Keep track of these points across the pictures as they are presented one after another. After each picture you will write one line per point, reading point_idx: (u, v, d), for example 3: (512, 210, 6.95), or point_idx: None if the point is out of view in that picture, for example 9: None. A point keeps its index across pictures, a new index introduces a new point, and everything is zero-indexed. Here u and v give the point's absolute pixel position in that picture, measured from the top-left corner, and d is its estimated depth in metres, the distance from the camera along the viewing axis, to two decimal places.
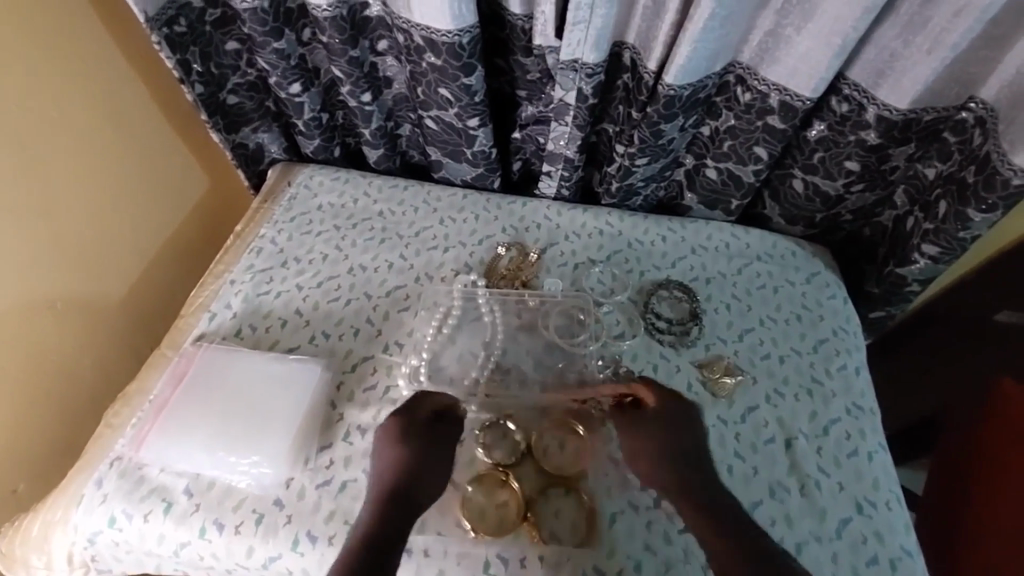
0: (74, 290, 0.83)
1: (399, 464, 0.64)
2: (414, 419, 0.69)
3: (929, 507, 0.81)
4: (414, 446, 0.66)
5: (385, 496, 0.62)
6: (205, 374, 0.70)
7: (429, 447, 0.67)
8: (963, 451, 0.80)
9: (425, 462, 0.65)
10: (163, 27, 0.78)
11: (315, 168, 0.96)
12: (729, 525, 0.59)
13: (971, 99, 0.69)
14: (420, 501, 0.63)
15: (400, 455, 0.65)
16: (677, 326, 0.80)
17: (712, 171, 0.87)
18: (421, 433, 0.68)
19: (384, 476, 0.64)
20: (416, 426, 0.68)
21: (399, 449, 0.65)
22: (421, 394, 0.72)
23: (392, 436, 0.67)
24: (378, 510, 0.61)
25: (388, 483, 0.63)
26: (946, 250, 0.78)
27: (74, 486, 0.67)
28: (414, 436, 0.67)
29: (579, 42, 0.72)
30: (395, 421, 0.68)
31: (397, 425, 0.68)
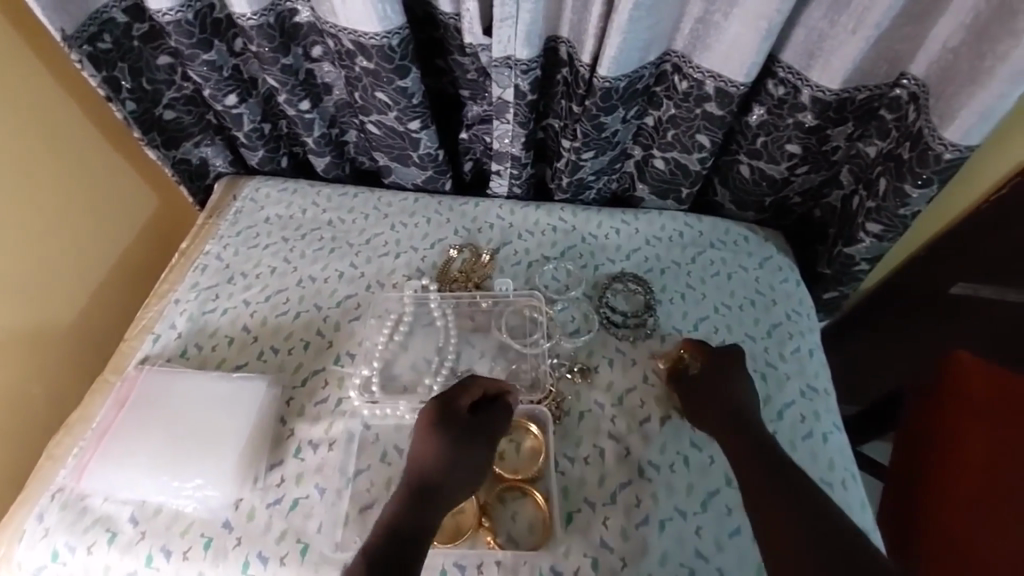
0: (15, 323, 0.81)
1: (436, 453, 0.61)
2: (458, 405, 0.65)
3: (895, 481, 0.79)
4: (446, 438, 0.62)
5: (417, 486, 0.60)
6: (147, 398, 0.68)
7: (468, 435, 0.63)
8: (919, 418, 0.79)
9: (464, 452, 0.62)
10: (84, 44, 0.77)
11: (261, 181, 0.95)
12: (775, 484, 0.57)
13: (903, 75, 0.70)
14: (443, 500, 0.60)
15: (438, 443, 0.62)
16: (632, 319, 0.80)
17: (659, 161, 0.86)
18: (464, 420, 0.64)
19: (421, 464, 0.61)
20: (462, 412, 0.64)
21: (437, 437, 0.62)
22: (468, 380, 0.67)
23: (431, 423, 0.63)
24: (410, 500, 0.59)
25: (423, 473, 0.60)
26: (889, 227, 0.79)
27: (16, 520, 0.66)
28: (456, 422, 0.64)
29: (509, 38, 0.71)
30: (436, 407, 0.64)
31: (437, 411, 0.64)
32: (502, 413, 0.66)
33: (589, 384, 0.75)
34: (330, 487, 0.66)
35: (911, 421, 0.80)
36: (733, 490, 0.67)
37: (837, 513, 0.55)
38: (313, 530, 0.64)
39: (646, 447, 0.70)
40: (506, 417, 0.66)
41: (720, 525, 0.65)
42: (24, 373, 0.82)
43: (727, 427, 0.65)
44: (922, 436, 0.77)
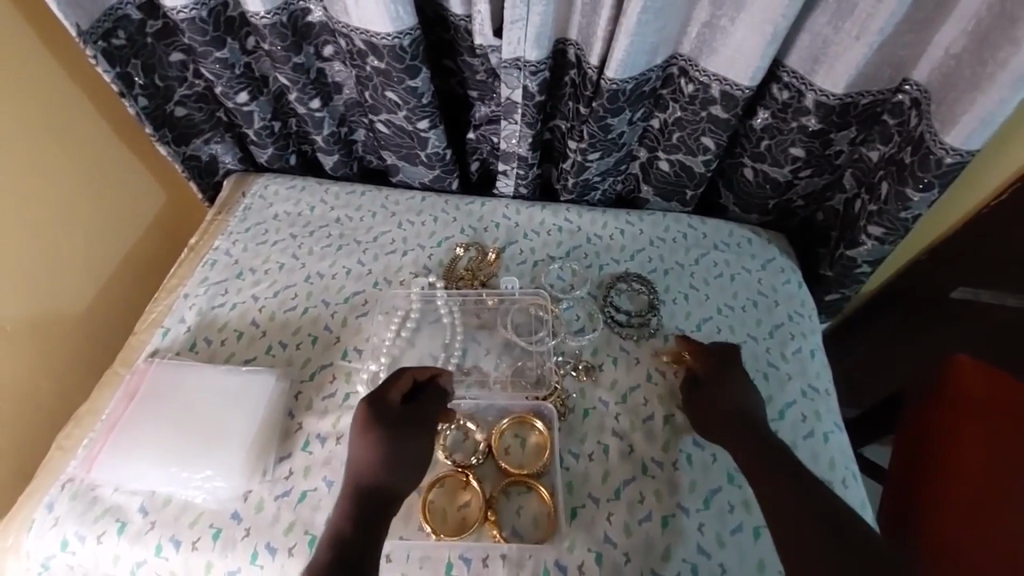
0: (26, 315, 0.81)
1: (373, 452, 0.60)
2: (388, 400, 0.64)
3: (898, 476, 0.80)
4: (383, 434, 0.61)
5: (360, 490, 0.58)
6: (156, 390, 0.69)
7: (404, 430, 0.62)
8: (923, 419, 0.79)
9: (401, 447, 0.61)
10: (99, 40, 0.78)
11: (270, 178, 0.96)
12: (780, 478, 0.58)
13: (906, 81, 0.71)
14: (391, 496, 0.59)
15: (373, 441, 0.60)
16: (636, 318, 0.81)
17: (664, 163, 0.88)
18: (397, 415, 0.63)
19: (359, 466, 0.60)
20: (392, 407, 0.64)
21: (372, 435, 0.61)
22: (396, 373, 0.67)
23: (363, 422, 0.62)
24: (353, 506, 0.57)
25: (363, 475, 0.59)
26: (890, 230, 0.80)
27: (26, 510, 0.66)
28: (388, 418, 0.63)
29: (519, 40, 0.72)
30: (366, 405, 0.63)
31: (368, 410, 0.63)
32: (434, 403, 0.66)
33: (594, 382, 0.76)
34: (338, 480, 0.67)
35: (911, 421, 0.81)
36: (735, 488, 0.68)
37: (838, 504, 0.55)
38: (320, 523, 0.65)
39: (650, 445, 0.71)
40: (438, 407, 0.66)
41: (722, 522, 0.66)
42: (34, 365, 0.83)
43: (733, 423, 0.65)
44: (924, 437, 0.78)
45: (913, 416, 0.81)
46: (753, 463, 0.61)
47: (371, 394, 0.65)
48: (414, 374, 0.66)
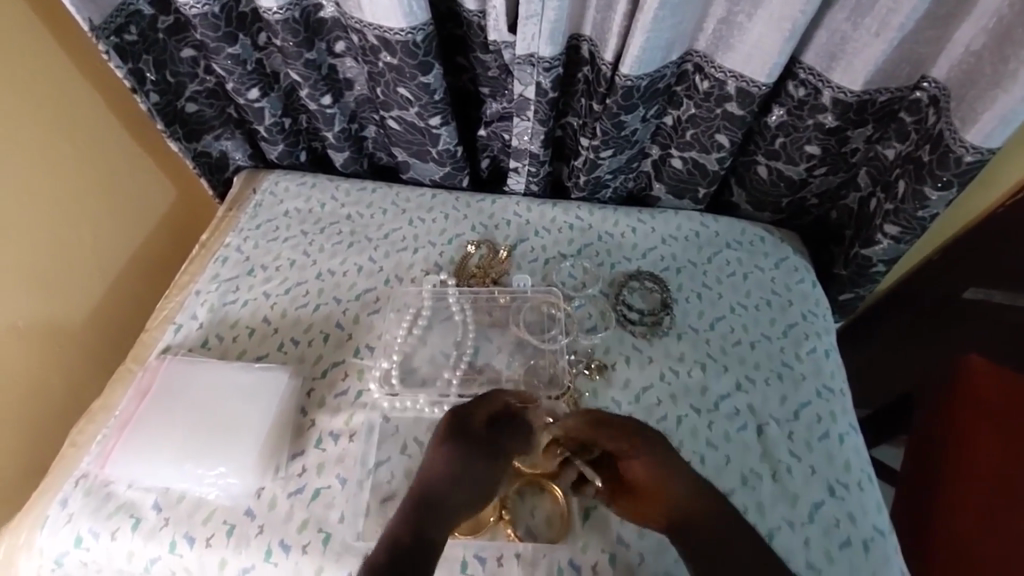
0: (38, 311, 0.81)
1: (444, 468, 0.61)
2: (472, 420, 0.64)
3: (908, 478, 0.80)
4: (455, 451, 0.61)
5: (422, 502, 0.59)
6: (169, 387, 0.69)
7: (478, 452, 0.62)
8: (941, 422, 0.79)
9: (470, 469, 0.61)
10: (111, 35, 0.77)
11: (280, 174, 0.96)
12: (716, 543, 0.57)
13: (925, 78, 0.71)
14: (446, 512, 0.60)
15: (446, 458, 0.61)
16: (649, 316, 0.80)
17: (677, 161, 0.87)
18: (478, 436, 0.63)
19: (429, 475, 0.61)
20: (475, 427, 0.63)
21: (447, 452, 0.61)
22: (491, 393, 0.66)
23: (441, 436, 0.63)
24: (413, 515, 0.59)
25: (429, 485, 0.60)
26: (907, 229, 0.79)
27: (39, 506, 0.66)
28: (467, 438, 0.62)
29: (533, 36, 0.72)
30: (450, 419, 0.64)
31: (450, 425, 0.64)
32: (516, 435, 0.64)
33: (606, 381, 0.76)
34: (351, 478, 0.67)
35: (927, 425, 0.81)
36: (749, 491, 0.68)
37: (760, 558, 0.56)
38: (334, 520, 0.64)
39: None
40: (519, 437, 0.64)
41: None
42: (46, 361, 0.83)
43: (654, 504, 0.60)
44: (937, 442, 0.78)
45: (928, 421, 0.81)
46: (688, 537, 0.58)
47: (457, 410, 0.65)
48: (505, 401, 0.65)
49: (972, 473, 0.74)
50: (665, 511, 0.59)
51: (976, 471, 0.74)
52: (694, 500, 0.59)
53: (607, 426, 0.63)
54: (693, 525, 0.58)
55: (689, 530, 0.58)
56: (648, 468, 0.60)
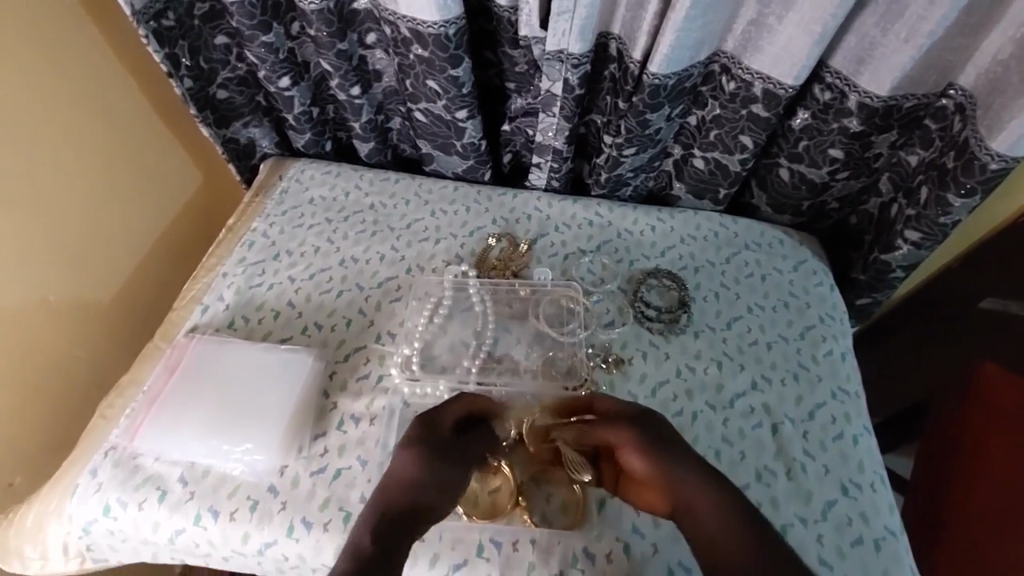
0: (69, 287, 0.82)
1: (410, 469, 0.59)
2: (440, 423, 0.63)
3: (919, 483, 0.82)
4: (423, 453, 0.60)
5: (391, 503, 0.57)
6: (196, 365, 0.71)
7: (447, 456, 0.61)
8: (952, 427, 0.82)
9: (443, 471, 0.60)
10: (150, 20, 0.79)
11: (306, 163, 0.97)
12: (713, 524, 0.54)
13: (951, 85, 0.71)
14: (418, 517, 0.57)
15: (415, 458, 0.59)
16: (666, 314, 0.81)
17: (699, 161, 0.88)
18: (449, 438, 0.62)
19: (397, 478, 0.59)
20: (445, 430, 0.63)
21: (416, 453, 0.60)
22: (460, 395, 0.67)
23: (411, 438, 0.62)
24: (381, 516, 0.56)
25: (398, 486, 0.58)
26: (928, 235, 0.79)
27: (70, 476, 0.68)
28: (438, 440, 0.62)
29: (563, 32, 0.73)
30: (419, 423, 0.63)
31: (419, 427, 0.62)
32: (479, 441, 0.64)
33: (623, 376, 0.76)
34: (372, 460, 0.69)
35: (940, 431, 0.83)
36: (763, 486, 0.68)
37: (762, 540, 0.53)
38: (355, 500, 0.66)
39: None
40: (485, 440, 0.65)
41: None
42: (73, 337, 0.83)
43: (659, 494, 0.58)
44: (949, 447, 0.81)
45: (940, 431, 0.83)
46: (688, 520, 0.56)
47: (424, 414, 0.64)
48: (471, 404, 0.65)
49: (982, 478, 0.77)
50: (669, 500, 0.57)
51: (985, 475, 0.77)
52: (694, 492, 0.56)
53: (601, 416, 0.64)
54: (694, 518, 0.55)
55: (688, 511, 0.56)
56: (645, 458, 0.59)
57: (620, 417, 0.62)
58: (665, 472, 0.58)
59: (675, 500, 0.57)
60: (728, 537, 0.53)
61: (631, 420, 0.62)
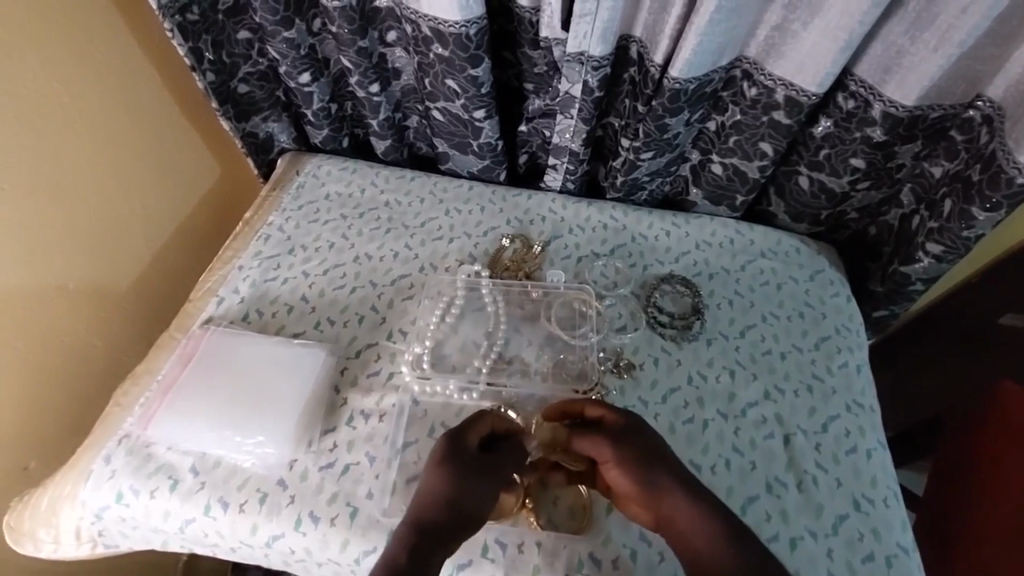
0: (88, 274, 0.83)
1: (438, 488, 0.59)
2: (468, 443, 0.63)
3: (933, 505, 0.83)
4: (450, 471, 0.60)
5: (421, 523, 0.57)
6: (210, 357, 0.72)
7: (474, 473, 0.61)
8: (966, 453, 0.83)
9: (468, 491, 0.59)
10: (176, 14, 0.80)
11: (323, 158, 0.98)
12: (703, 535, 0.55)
13: (979, 97, 0.69)
14: (448, 536, 0.57)
15: (444, 480, 0.59)
16: (679, 320, 0.80)
17: (717, 167, 0.87)
18: (476, 457, 0.62)
19: (425, 499, 0.58)
20: (470, 450, 0.63)
21: (444, 474, 0.60)
22: (487, 413, 0.66)
23: (438, 457, 0.62)
24: (409, 537, 0.55)
25: (424, 507, 0.58)
26: (950, 248, 0.78)
27: (85, 461, 0.70)
28: (466, 460, 0.61)
29: (585, 34, 0.72)
30: (447, 441, 0.63)
31: (445, 445, 0.63)
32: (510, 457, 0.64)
33: (633, 381, 0.76)
34: (380, 456, 0.69)
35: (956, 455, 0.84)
36: (773, 498, 0.68)
37: (749, 550, 0.54)
38: (362, 496, 0.66)
39: (688, 448, 0.71)
40: (515, 457, 0.64)
41: (759, 529, 0.66)
42: (92, 324, 0.84)
43: (642, 507, 0.59)
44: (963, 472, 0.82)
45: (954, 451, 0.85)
46: (671, 529, 0.57)
47: (453, 431, 0.65)
48: (495, 422, 0.66)
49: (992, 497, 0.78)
50: (652, 513, 0.58)
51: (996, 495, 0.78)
52: (673, 501, 0.57)
53: (586, 432, 0.64)
54: (674, 528, 0.57)
55: (672, 524, 0.57)
56: (627, 474, 0.60)
57: (601, 429, 0.63)
58: (647, 487, 0.58)
59: (657, 510, 0.58)
60: (711, 550, 0.54)
61: (609, 436, 0.62)
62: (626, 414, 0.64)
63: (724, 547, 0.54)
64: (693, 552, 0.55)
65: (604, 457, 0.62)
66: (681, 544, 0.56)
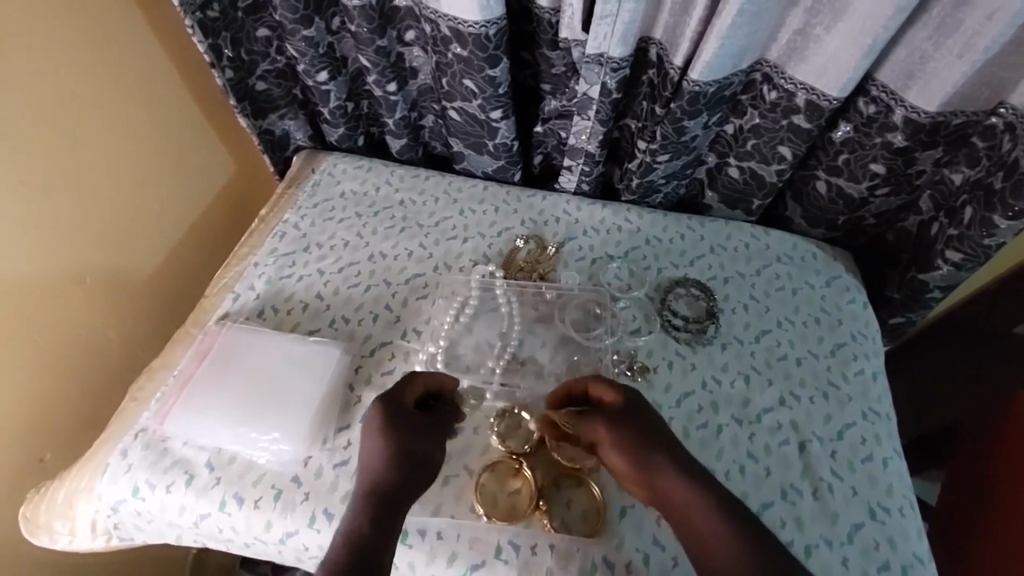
0: (105, 268, 0.83)
1: (388, 451, 0.59)
2: (401, 401, 0.64)
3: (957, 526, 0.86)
4: (396, 431, 0.60)
5: (377, 488, 0.57)
6: (226, 352, 0.72)
7: (416, 432, 0.62)
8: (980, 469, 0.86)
9: (414, 451, 0.60)
10: (197, 11, 0.80)
11: (338, 157, 0.98)
12: (696, 508, 0.54)
13: (1002, 103, 0.69)
14: (405, 497, 0.58)
15: (391, 442, 0.59)
16: (693, 324, 0.80)
17: (734, 170, 0.87)
18: (413, 416, 0.63)
19: (374, 460, 0.59)
20: (406, 408, 0.63)
21: (387, 433, 0.60)
22: (413, 375, 0.67)
23: (378, 420, 0.61)
24: (368, 506, 0.55)
25: (376, 470, 0.58)
26: (970, 256, 0.77)
27: (101, 454, 0.70)
28: (405, 420, 0.62)
29: (605, 36, 0.72)
30: (384, 403, 0.63)
31: (383, 407, 0.63)
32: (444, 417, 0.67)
33: (648, 384, 0.76)
34: None
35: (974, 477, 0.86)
36: (788, 504, 0.67)
37: (738, 518, 0.53)
38: None
39: (702, 453, 0.70)
40: (446, 416, 0.67)
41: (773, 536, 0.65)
42: (109, 317, 0.85)
43: (638, 485, 0.58)
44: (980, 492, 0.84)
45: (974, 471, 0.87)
46: (667, 506, 0.56)
47: (385, 393, 0.65)
48: (425, 382, 0.67)
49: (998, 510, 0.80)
50: (649, 491, 0.57)
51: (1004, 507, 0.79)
52: (669, 481, 0.56)
53: (587, 415, 0.63)
54: (669, 504, 0.55)
55: (667, 500, 0.56)
56: (623, 454, 0.58)
57: (601, 412, 0.62)
58: (642, 465, 0.57)
59: (651, 488, 0.57)
60: (704, 523, 0.53)
61: (607, 417, 0.61)
62: (626, 394, 0.63)
63: (723, 527, 0.52)
64: (689, 526, 0.54)
65: (602, 437, 0.60)
66: (677, 521, 0.55)
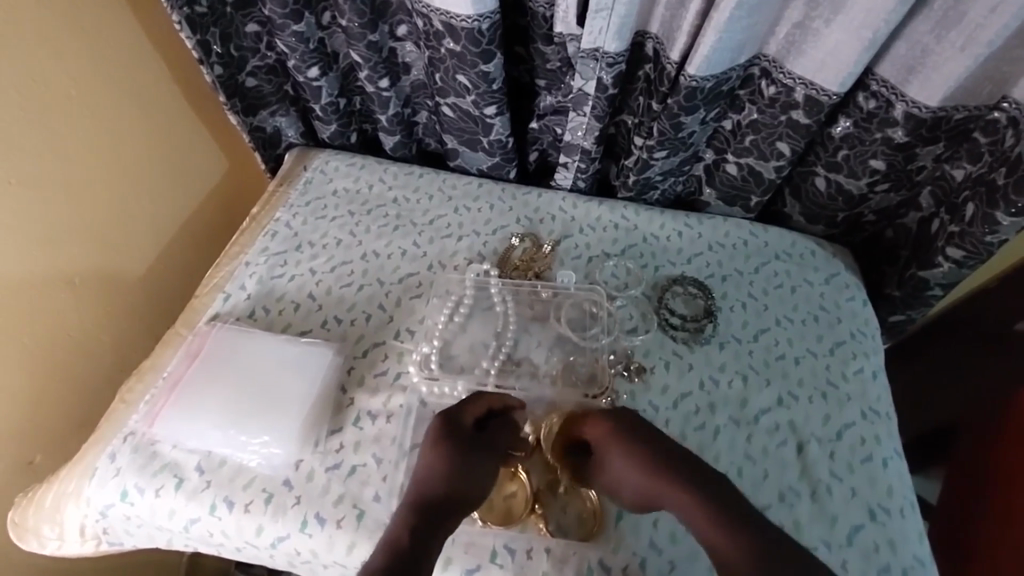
0: (94, 269, 0.82)
1: (439, 469, 0.59)
2: (462, 419, 0.63)
3: (946, 525, 0.87)
4: (451, 449, 0.60)
5: (423, 502, 0.58)
6: (219, 353, 0.71)
7: (473, 451, 0.61)
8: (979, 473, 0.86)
9: (471, 468, 0.60)
10: (184, 6, 0.79)
11: (331, 154, 0.97)
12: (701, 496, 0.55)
13: (1005, 98, 0.67)
14: (453, 514, 0.58)
15: (444, 458, 0.60)
16: (691, 323, 0.79)
17: (731, 166, 0.86)
18: (472, 435, 0.63)
19: (425, 478, 0.59)
20: (467, 426, 0.63)
21: (443, 451, 0.60)
22: (476, 396, 0.66)
23: (436, 436, 0.62)
24: (413, 518, 0.56)
25: (424, 487, 0.58)
26: (971, 253, 0.76)
27: (88, 458, 0.69)
28: (464, 438, 0.62)
29: (600, 30, 0.71)
30: (442, 420, 0.63)
31: (441, 425, 0.63)
32: (504, 432, 0.65)
33: (644, 385, 0.75)
34: (386, 457, 0.68)
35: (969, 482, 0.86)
36: (785, 508, 0.66)
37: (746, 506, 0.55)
38: (369, 498, 0.65)
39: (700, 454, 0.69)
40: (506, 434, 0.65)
41: None
42: (101, 318, 0.84)
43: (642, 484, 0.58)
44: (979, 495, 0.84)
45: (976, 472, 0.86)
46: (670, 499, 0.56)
47: (445, 412, 0.64)
48: (491, 401, 0.66)
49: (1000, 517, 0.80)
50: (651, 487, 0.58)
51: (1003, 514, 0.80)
52: (669, 475, 0.57)
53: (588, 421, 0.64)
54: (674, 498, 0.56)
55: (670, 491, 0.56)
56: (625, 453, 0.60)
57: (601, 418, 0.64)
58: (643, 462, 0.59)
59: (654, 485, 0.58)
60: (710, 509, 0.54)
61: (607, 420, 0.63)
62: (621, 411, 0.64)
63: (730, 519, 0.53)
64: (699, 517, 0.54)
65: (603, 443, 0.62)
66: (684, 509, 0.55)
